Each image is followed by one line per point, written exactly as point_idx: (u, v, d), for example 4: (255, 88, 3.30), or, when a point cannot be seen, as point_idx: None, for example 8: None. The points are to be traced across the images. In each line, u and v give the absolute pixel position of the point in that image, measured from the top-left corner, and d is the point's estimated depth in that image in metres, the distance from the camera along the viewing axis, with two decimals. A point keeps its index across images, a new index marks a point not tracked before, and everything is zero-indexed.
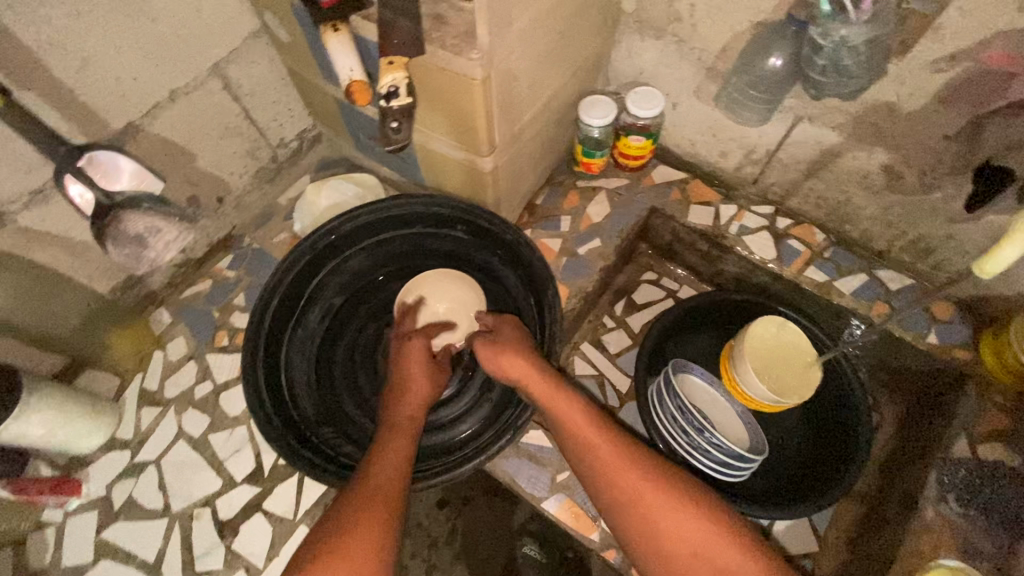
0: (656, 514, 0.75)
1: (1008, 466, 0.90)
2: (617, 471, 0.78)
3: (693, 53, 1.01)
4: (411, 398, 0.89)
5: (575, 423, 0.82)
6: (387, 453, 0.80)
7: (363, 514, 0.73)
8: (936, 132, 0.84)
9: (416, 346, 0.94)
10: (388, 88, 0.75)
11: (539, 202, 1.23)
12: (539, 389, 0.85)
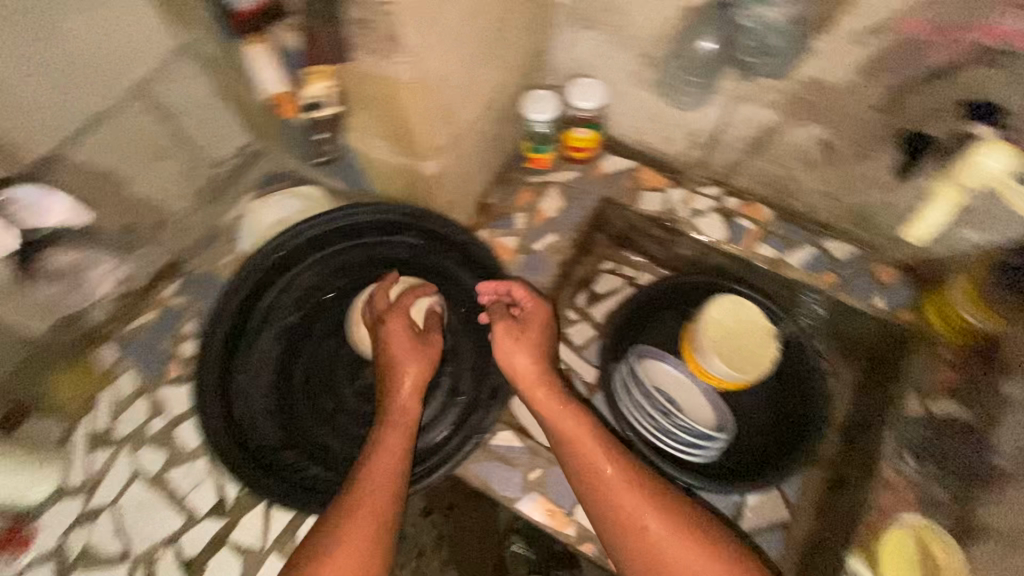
0: (642, 523, 0.77)
1: (956, 418, 0.93)
2: (611, 482, 0.81)
3: (627, 41, 1.01)
4: (404, 383, 0.89)
5: (579, 429, 0.85)
6: (380, 456, 0.82)
7: (351, 521, 0.76)
8: (864, 104, 0.86)
9: (399, 325, 0.92)
10: (314, 101, 0.80)
11: (492, 200, 1.22)
12: (545, 394, 0.89)
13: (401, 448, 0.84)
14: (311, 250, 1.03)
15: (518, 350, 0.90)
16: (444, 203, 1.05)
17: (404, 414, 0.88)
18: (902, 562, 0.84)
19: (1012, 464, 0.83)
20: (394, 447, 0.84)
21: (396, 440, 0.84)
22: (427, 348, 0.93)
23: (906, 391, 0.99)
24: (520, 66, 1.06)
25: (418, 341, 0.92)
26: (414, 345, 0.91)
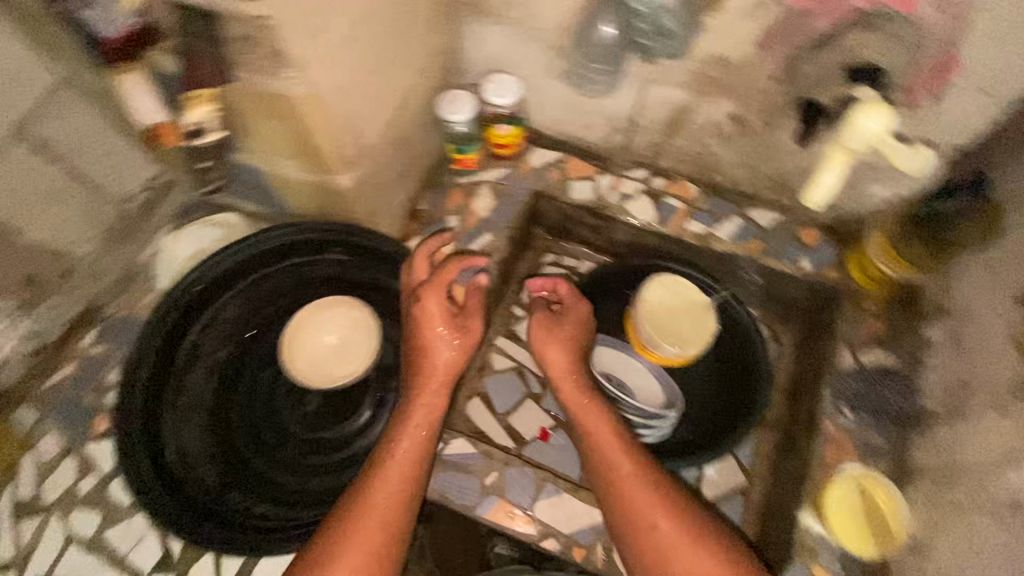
0: (649, 521, 0.81)
1: (885, 367, 0.97)
2: (626, 479, 0.85)
3: (535, 34, 1.01)
4: (432, 369, 0.90)
5: (599, 425, 0.91)
6: (397, 459, 0.84)
7: (364, 522, 0.78)
8: (763, 76, 0.88)
9: (432, 303, 0.92)
10: (194, 125, 0.76)
11: (422, 207, 1.20)
12: (570, 389, 0.97)
13: (414, 452, 0.85)
14: (232, 281, 0.99)
15: (553, 349, 0.98)
16: (368, 216, 1.03)
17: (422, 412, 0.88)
18: (847, 512, 0.86)
19: (940, 404, 0.87)
20: (409, 447, 0.85)
21: (411, 442, 0.85)
22: (465, 332, 0.93)
23: (839, 345, 1.01)
24: (432, 68, 1.04)
25: (451, 321, 0.92)
26: (448, 327, 0.92)
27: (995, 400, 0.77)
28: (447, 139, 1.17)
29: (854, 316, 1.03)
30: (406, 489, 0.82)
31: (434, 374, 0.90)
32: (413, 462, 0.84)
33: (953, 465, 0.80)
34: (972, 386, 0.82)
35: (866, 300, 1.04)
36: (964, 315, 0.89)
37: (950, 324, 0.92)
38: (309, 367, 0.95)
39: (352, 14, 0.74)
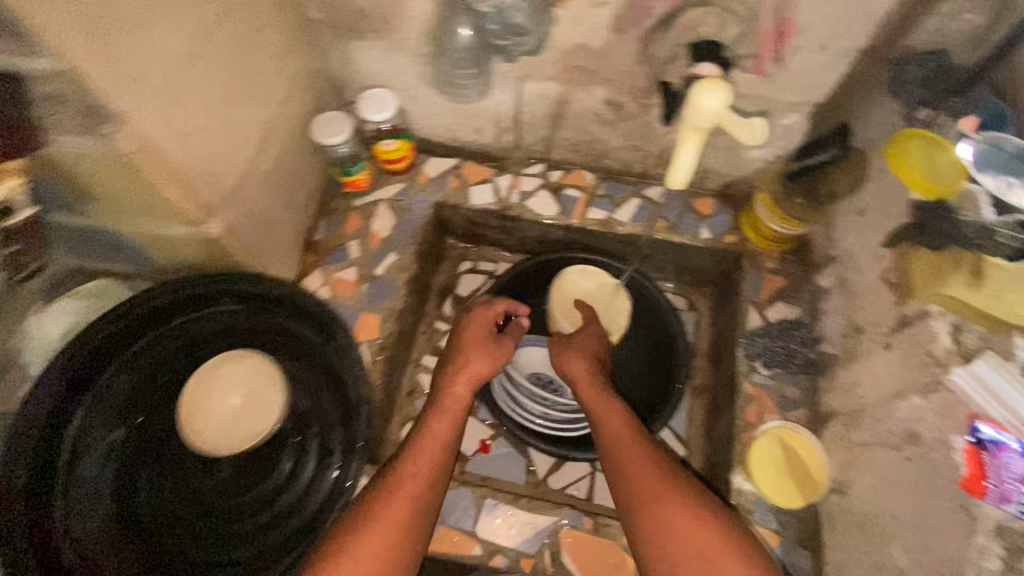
0: (651, 503, 0.75)
1: (790, 318, 1.01)
2: (636, 467, 0.79)
3: (400, 45, 0.99)
4: (466, 370, 0.92)
5: (611, 418, 0.86)
6: (426, 449, 0.82)
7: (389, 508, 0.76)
8: (626, 59, 0.90)
9: (481, 318, 0.99)
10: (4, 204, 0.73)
11: (319, 236, 1.14)
12: (590, 393, 0.90)
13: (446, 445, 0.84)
14: (114, 353, 0.90)
15: (572, 361, 0.93)
16: (250, 260, 0.98)
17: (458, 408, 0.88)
18: (767, 467, 0.88)
19: (838, 347, 0.92)
20: (440, 439, 0.84)
21: (443, 433, 0.84)
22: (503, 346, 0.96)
23: (746, 305, 1.04)
24: (298, 94, 0.99)
25: (490, 337, 0.97)
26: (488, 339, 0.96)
27: (879, 337, 0.81)
28: (332, 162, 1.11)
29: (756, 275, 1.06)
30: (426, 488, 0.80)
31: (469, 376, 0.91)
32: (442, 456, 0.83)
33: (854, 404, 0.84)
34: (861, 327, 0.87)
35: (766, 257, 1.08)
36: (847, 259, 0.94)
37: (837, 269, 0.97)
38: (220, 437, 0.89)
39: (176, 54, 0.69)
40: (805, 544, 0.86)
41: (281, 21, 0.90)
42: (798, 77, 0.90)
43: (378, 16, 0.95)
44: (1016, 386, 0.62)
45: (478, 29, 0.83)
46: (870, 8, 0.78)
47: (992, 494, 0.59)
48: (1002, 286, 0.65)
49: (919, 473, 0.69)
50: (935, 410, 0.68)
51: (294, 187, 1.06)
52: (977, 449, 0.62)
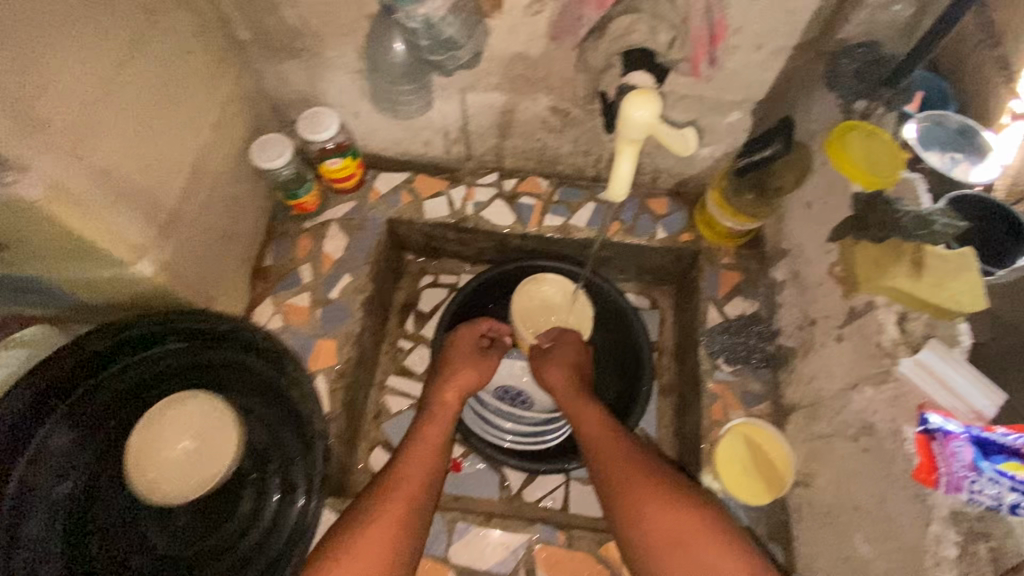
0: (624, 493, 0.76)
1: (748, 313, 1.02)
2: (612, 462, 0.80)
3: (337, 62, 0.96)
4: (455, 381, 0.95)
5: (587, 420, 0.88)
6: (416, 455, 0.84)
7: (380, 508, 0.76)
8: (567, 66, 0.89)
9: (469, 331, 1.02)
10: None
11: (269, 262, 1.10)
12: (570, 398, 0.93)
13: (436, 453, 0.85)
14: (51, 404, 0.83)
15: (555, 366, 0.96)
16: (195, 298, 0.93)
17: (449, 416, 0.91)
18: (737, 465, 0.88)
19: (795, 340, 0.93)
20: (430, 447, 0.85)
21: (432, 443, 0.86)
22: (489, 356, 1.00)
23: (705, 303, 1.04)
24: (233, 117, 0.96)
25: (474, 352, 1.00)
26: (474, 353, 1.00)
27: (832, 330, 0.83)
28: (276, 186, 1.07)
29: (713, 272, 1.07)
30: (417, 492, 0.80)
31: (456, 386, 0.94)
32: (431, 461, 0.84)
33: (813, 397, 0.85)
34: (814, 319, 0.88)
35: (722, 253, 1.08)
36: (798, 252, 0.95)
37: (789, 263, 0.98)
38: (167, 471, 0.85)
39: (86, 89, 0.65)
40: (777, 539, 0.86)
41: (207, 44, 0.87)
42: (737, 75, 0.91)
43: (309, 33, 0.92)
44: (960, 372, 0.65)
45: (411, 45, 0.80)
46: (798, 5, 0.79)
47: (944, 483, 0.59)
48: (943, 274, 0.70)
49: (875, 464, 0.70)
50: (886, 401, 0.70)
51: (238, 215, 1.02)
52: (928, 438, 0.62)
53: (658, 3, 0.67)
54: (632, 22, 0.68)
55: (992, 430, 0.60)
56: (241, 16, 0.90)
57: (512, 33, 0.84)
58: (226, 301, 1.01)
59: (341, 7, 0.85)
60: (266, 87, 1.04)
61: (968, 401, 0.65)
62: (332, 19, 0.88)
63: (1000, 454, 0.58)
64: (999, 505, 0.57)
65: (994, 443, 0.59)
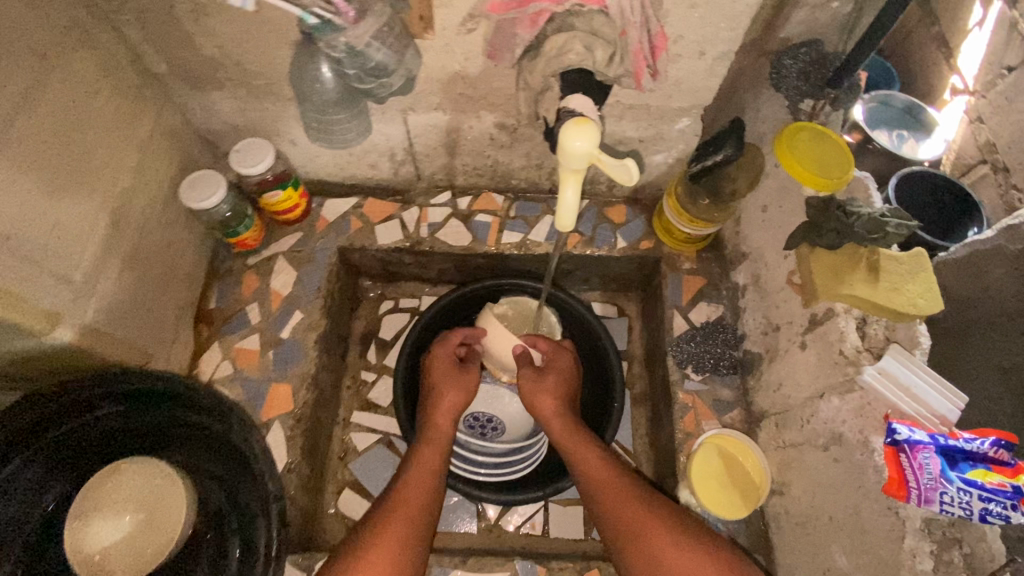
0: (633, 525, 0.73)
1: (713, 319, 1.01)
2: (615, 493, 0.77)
3: (266, 90, 0.91)
4: (443, 405, 0.89)
5: (586, 447, 0.84)
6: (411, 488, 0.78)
7: (377, 546, 0.70)
8: (508, 81, 0.86)
9: (448, 348, 0.95)
10: None
11: (213, 305, 1.03)
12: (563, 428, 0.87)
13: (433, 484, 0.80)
14: None
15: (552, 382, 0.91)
16: (128, 354, 0.85)
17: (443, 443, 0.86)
18: (712, 479, 0.87)
19: (760, 346, 0.92)
20: (426, 477, 0.80)
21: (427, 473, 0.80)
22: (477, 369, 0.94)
23: (670, 311, 1.02)
24: (156, 157, 0.89)
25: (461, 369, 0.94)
26: (457, 369, 0.93)
27: (795, 336, 0.82)
28: (213, 225, 1.00)
29: (676, 279, 1.05)
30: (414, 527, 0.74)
31: (446, 411, 0.89)
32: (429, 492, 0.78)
33: (782, 404, 0.84)
34: (778, 325, 0.87)
35: (684, 259, 1.07)
36: (758, 256, 0.94)
37: (749, 266, 0.97)
38: (148, 538, 0.77)
39: None
40: (758, 550, 0.85)
41: (118, 82, 0.80)
42: (683, 82, 0.89)
43: (232, 63, 0.86)
44: (922, 378, 0.64)
45: (338, 73, 0.75)
46: (737, 10, 0.77)
47: (914, 496, 0.58)
48: (898, 277, 0.69)
49: (848, 475, 0.69)
50: (853, 410, 0.69)
51: (171, 259, 0.95)
52: (896, 450, 0.61)
53: (592, 20, 0.66)
54: (567, 41, 0.65)
55: (956, 437, 0.60)
56: (154, 48, 0.83)
57: (448, 52, 0.80)
58: (167, 352, 0.94)
59: (262, 34, 0.80)
60: (192, 120, 0.97)
61: (931, 407, 0.63)
62: (253, 46, 0.83)
63: (966, 463, 0.58)
64: (970, 514, 0.55)
65: (960, 451, 0.59)
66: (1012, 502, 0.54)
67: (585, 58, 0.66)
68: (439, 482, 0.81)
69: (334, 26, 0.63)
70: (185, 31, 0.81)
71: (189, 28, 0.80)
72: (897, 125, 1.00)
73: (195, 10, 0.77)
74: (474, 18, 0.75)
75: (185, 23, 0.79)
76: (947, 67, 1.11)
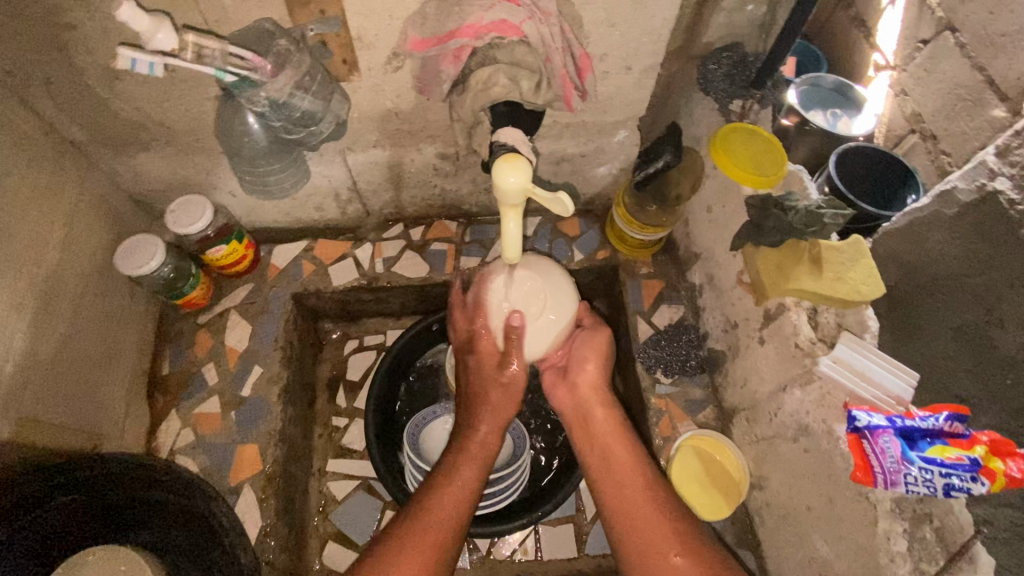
0: (643, 520, 0.73)
1: (676, 321, 1.02)
2: (639, 506, 0.74)
3: (195, 145, 0.88)
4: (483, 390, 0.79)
5: (620, 451, 0.79)
6: (454, 489, 0.72)
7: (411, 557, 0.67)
8: (441, 112, 0.86)
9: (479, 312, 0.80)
10: None
11: (165, 371, 0.99)
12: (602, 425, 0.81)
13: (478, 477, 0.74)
14: None
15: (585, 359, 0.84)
16: (70, 439, 0.80)
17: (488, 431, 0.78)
18: (694, 483, 0.86)
19: (723, 343, 0.93)
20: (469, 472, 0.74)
21: (470, 465, 0.75)
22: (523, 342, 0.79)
23: (633, 318, 1.03)
24: (83, 228, 0.84)
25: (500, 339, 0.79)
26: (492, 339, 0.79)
27: (753, 332, 0.84)
28: (155, 288, 0.96)
29: (636, 284, 1.06)
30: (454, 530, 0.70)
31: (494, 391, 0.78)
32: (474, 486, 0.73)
33: (749, 399, 0.86)
34: (736, 322, 0.89)
35: (641, 265, 1.08)
36: (709, 256, 0.96)
37: (702, 266, 0.99)
38: None
39: None
40: (745, 546, 0.86)
41: (37, 158, 0.77)
42: (614, 97, 0.90)
43: (155, 123, 0.83)
44: (876, 360, 0.66)
45: (265, 124, 0.73)
46: (655, 24, 0.79)
47: (880, 479, 0.60)
48: (840, 267, 0.71)
49: (818, 465, 0.71)
50: (815, 401, 0.71)
51: (113, 330, 0.91)
52: (859, 437, 0.62)
53: (514, 51, 0.66)
54: (491, 74, 0.66)
55: (912, 416, 0.61)
56: (69, 117, 0.80)
57: (378, 91, 0.81)
58: (119, 430, 0.89)
59: (183, 92, 0.78)
60: (120, 183, 0.93)
61: (886, 388, 0.65)
62: (175, 104, 0.81)
63: (924, 440, 0.60)
64: (934, 491, 0.57)
65: (918, 430, 0.60)
66: (971, 474, 0.55)
67: (512, 90, 0.66)
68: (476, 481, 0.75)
69: (251, 82, 0.63)
70: (99, 97, 0.78)
71: (103, 93, 0.78)
72: (830, 104, 1.03)
73: (108, 75, 0.75)
74: (398, 56, 0.75)
75: (99, 89, 0.77)
76: (868, 46, 1.15)
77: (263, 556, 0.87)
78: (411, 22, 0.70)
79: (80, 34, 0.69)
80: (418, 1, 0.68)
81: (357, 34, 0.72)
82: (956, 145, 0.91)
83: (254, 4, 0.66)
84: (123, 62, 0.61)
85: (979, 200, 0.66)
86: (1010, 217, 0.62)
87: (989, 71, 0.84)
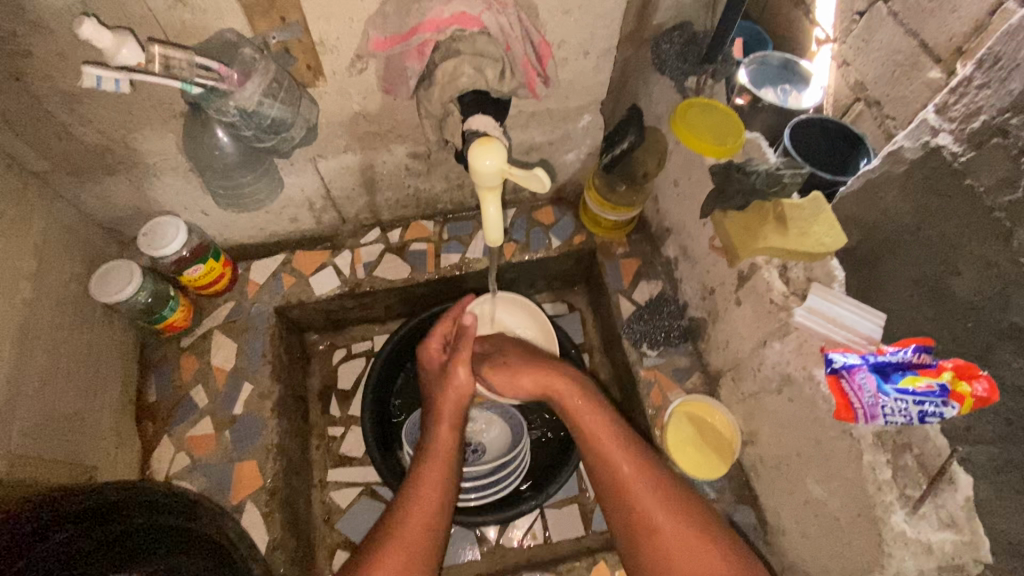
0: (646, 510, 0.71)
1: (655, 295, 1.05)
2: (637, 488, 0.73)
3: (167, 165, 0.87)
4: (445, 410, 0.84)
5: (609, 438, 0.76)
6: (427, 487, 0.76)
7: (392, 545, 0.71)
8: (409, 110, 0.87)
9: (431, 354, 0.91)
10: None
11: (153, 398, 0.97)
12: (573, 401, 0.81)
13: (449, 475, 0.78)
14: None
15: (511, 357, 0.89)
16: (64, 472, 0.79)
17: (446, 436, 0.82)
18: (688, 447, 0.90)
19: (702, 311, 0.97)
20: (441, 476, 0.78)
21: (438, 471, 0.78)
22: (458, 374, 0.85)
23: (615, 296, 1.06)
24: (53, 256, 0.83)
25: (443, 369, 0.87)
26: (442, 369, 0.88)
27: (730, 294, 0.88)
28: (134, 315, 0.94)
29: (614, 264, 1.09)
30: (438, 529, 0.74)
31: (446, 403, 0.84)
32: (447, 489, 0.77)
33: (733, 359, 0.90)
34: (712, 287, 0.92)
35: (617, 245, 1.11)
36: (681, 229, 0.99)
37: (675, 240, 1.02)
38: None
39: None
40: (743, 501, 0.89)
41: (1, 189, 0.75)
42: (574, 83, 0.93)
43: (119, 145, 0.83)
44: (843, 306, 0.70)
45: (235, 136, 0.74)
46: (607, 8, 0.81)
47: (861, 415, 0.63)
48: (804, 223, 0.75)
49: (804, 410, 0.75)
50: (794, 350, 0.76)
51: (93, 358, 0.89)
52: (836, 378, 0.66)
53: (475, 42, 0.68)
54: (456, 65, 0.68)
55: (883, 352, 0.65)
56: (32, 148, 0.78)
57: (344, 95, 0.82)
58: (111, 459, 0.88)
59: (143, 110, 0.78)
60: (88, 212, 0.92)
61: (857, 330, 0.69)
62: (138, 124, 0.80)
63: (897, 373, 0.63)
64: (911, 419, 0.61)
65: (890, 364, 0.64)
66: (942, 399, 0.59)
67: (477, 78, 0.68)
68: (451, 489, 0.78)
69: (218, 92, 0.65)
70: (59, 122, 0.77)
71: (64, 117, 0.76)
72: (780, 81, 1.08)
73: (66, 98, 0.74)
74: (361, 58, 0.77)
75: (58, 113, 0.76)
76: (808, 22, 1.20)
77: (275, 568, 0.86)
78: (372, 23, 0.72)
79: (36, 59, 0.68)
80: (376, 2, 0.70)
81: (319, 40, 0.73)
82: (899, 110, 0.96)
83: (215, 15, 0.67)
84: (88, 80, 0.62)
85: (924, 156, 0.67)
86: (955, 169, 0.64)
87: (921, 36, 0.89)
